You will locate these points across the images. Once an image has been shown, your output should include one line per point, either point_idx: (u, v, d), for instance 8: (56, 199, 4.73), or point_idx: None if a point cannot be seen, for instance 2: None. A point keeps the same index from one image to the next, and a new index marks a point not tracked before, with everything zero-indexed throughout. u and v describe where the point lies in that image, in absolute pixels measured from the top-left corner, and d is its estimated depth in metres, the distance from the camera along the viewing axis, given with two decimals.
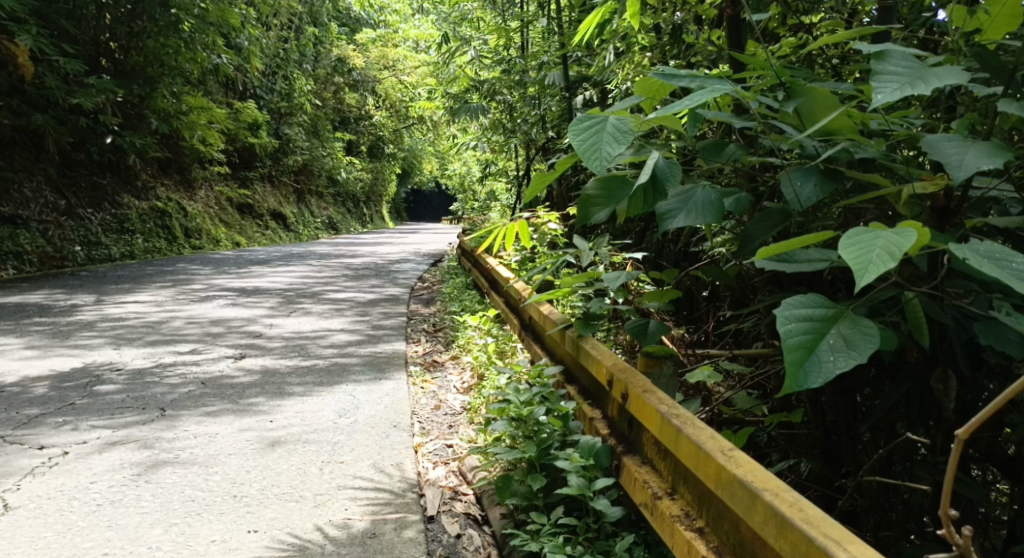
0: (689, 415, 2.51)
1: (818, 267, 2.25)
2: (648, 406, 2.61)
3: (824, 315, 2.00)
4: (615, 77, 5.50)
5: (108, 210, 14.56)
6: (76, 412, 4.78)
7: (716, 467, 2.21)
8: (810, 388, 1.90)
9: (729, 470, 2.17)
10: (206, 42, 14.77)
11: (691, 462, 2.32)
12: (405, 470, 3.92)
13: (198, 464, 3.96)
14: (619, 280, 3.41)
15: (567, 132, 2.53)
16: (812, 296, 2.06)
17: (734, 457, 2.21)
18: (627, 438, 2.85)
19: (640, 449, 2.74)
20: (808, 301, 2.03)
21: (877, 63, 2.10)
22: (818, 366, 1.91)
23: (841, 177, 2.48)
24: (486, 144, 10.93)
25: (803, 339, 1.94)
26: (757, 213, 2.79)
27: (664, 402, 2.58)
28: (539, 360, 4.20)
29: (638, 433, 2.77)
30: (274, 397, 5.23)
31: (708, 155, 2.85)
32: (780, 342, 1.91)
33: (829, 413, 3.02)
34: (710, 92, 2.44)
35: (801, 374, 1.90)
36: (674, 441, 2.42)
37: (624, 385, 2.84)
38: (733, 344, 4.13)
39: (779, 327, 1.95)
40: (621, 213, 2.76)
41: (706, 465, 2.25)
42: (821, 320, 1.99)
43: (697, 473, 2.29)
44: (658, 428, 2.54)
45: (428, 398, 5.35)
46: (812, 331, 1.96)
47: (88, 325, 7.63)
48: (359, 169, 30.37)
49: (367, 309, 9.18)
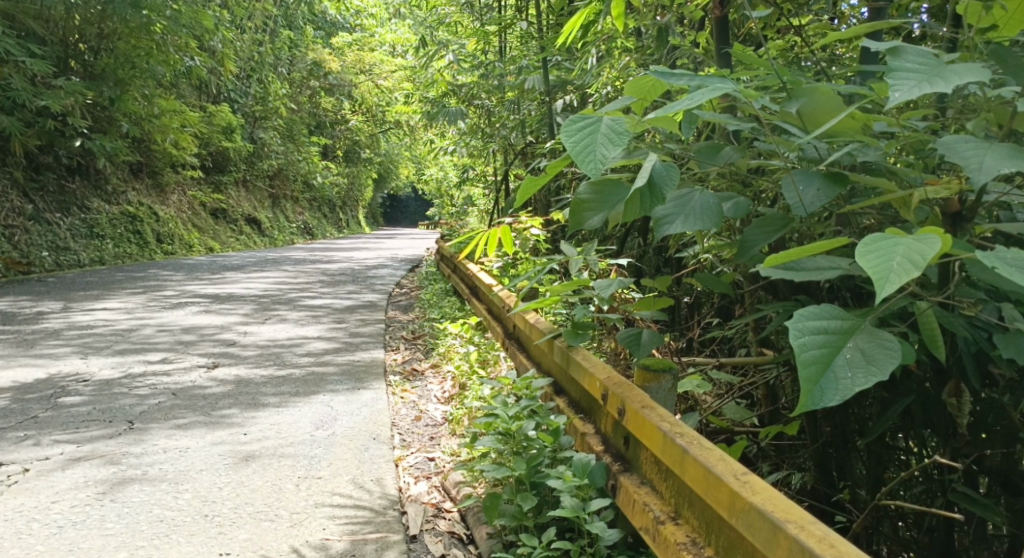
0: (693, 433, 2.39)
1: (826, 276, 2.12)
2: (648, 423, 2.49)
3: (840, 328, 1.86)
4: (597, 81, 5.39)
5: (76, 215, 14.31)
6: (38, 426, 4.59)
7: (729, 493, 2.07)
8: (829, 407, 1.76)
9: (743, 497, 2.04)
10: (178, 45, 14.57)
11: (700, 486, 2.19)
12: (385, 486, 3.77)
13: (167, 482, 3.78)
14: (610, 289, 3.29)
15: (560, 133, 2.40)
16: (825, 306, 1.91)
17: (748, 483, 2.08)
18: (623, 455, 2.73)
19: (638, 467, 2.61)
20: (823, 313, 1.89)
21: (890, 59, 1.98)
22: (836, 384, 1.78)
23: (845, 181, 2.35)
24: (464, 149, 10.82)
25: (817, 354, 1.80)
26: (756, 219, 2.66)
27: (665, 420, 2.46)
28: (524, 372, 4.07)
29: (635, 451, 2.64)
30: (248, 408, 5.06)
31: (703, 159, 2.73)
32: (794, 357, 1.77)
33: (826, 425, 2.89)
34: (711, 90, 2.30)
35: (818, 393, 1.76)
36: (679, 462, 2.30)
37: (620, 399, 2.72)
38: (722, 353, 4.02)
39: (792, 341, 1.81)
40: (616, 219, 2.63)
41: (718, 490, 2.12)
42: (837, 332, 1.85)
43: (707, 498, 2.16)
44: (660, 447, 2.41)
45: (409, 408, 5.20)
46: (827, 344, 1.82)
47: (54, 334, 7.42)
48: (334, 174, 30.19)
49: (344, 315, 9.02)
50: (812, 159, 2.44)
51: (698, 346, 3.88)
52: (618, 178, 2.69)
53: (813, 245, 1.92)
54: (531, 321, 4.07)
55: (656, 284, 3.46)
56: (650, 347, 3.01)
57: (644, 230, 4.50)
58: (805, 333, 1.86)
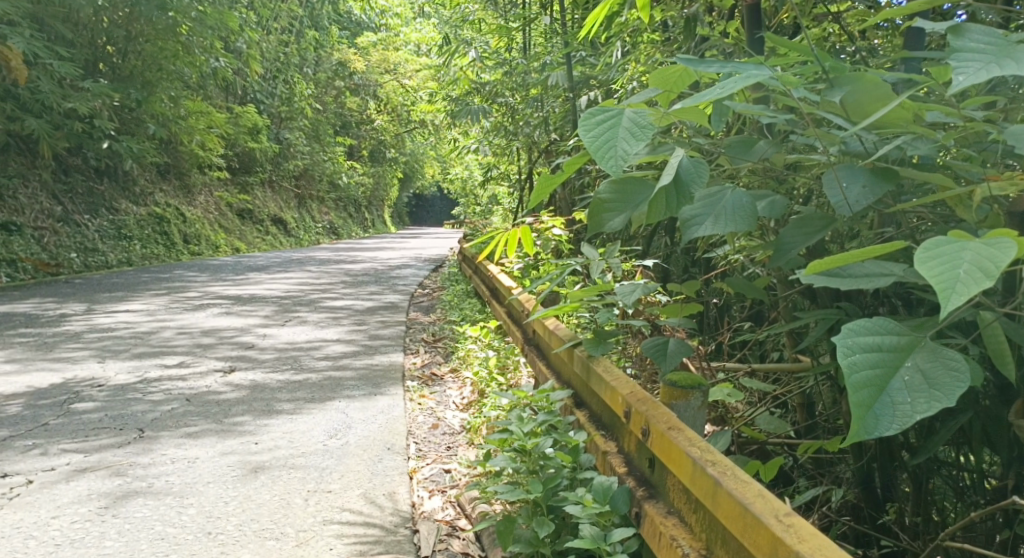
0: (727, 461, 2.16)
1: (879, 282, 1.87)
2: (675, 448, 2.28)
3: (896, 345, 1.60)
4: (622, 78, 5.19)
5: (104, 216, 14.28)
6: (47, 433, 4.45)
7: (770, 537, 1.84)
8: (885, 436, 1.49)
9: (786, 544, 1.80)
10: (205, 46, 14.52)
11: (737, 527, 1.96)
12: (398, 501, 3.60)
13: (172, 495, 3.62)
14: (634, 294, 3.07)
15: (577, 128, 2.19)
16: (878, 319, 1.65)
17: (792, 526, 1.84)
18: (648, 480, 2.52)
19: (664, 494, 2.41)
20: (877, 326, 1.62)
21: (954, 39, 1.76)
22: (892, 412, 1.51)
23: (893, 176, 2.13)
24: (487, 147, 10.63)
25: (871, 375, 1.53)
26: (793, 220, 2.44)
27: (694, 445, 2.25)
28: (543, 381, 3.86)
29: (661, 476, 2.43)
30: (261, 415, 4.89)
31: (735, 154, 2.52)
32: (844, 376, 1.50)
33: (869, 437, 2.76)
34: (745, 78, 2.08)
35: (871, 420, 1.50)
36: (711, 496, 2.08)
37: (644, 419, 2.51)
38: (755, 359, 3.83)
39: (840, 359, 1.55)
40: (639, 220, 2.41)
41: (757, 533, 1.88)
42: (891, 350, 1.59)
43: (745, 541, 1.92)
44: (690, 477, 2.19)
45: (426, 415, 5.01)
46: (881, 364, 1.55)
47: (74, 337, 7.30)
48: (359, 174, 30.10)
49: (365, 317, 8.85)
50: (858, 153, 2.23)
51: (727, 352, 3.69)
52: (642, 175, 2.47)
53: (864, 250, 1.70)
54: (550, 328, 3.86)
55: (684, 289, 3.24)
56: (677, 358, 2.80)
57: (671, 230, 4.30)
58: (856, 349, 1.60)
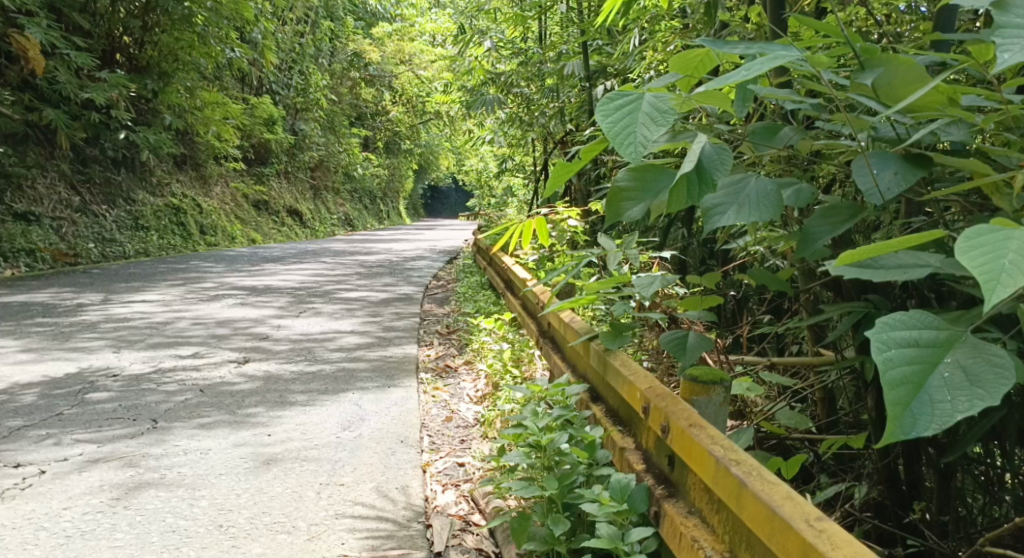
0: (752, 461, 2.09)
1: (913, 272, 1.79)
2: (697, 445, 2.20)
3: (934, 339, 1.51)
4: (639, 67, 5.11)
5: (122, 207, 14.29)
6: (61, 423, 4.41)
7: (801, 544, 1.77)
8: (923, 438, 1.41)
9: (819, 551, 1.73)
10: (221, 37, 14.50)
11: (764, 531, 1.89)
12: (411, 495, 3.55)
13: (184, 487, 3.58)
14: (652, 286, 2.99)
15: (595, 113, 2.12)
16: (915, 313, 1.56)
17: (824, 532, 1.77)
18: (668, 478, 2.45)
19: (684, 493, 2.34)
20: (912, 320, 1.54)
21: (998, 16, 1.69)
22: (932, 410, 1.43)
23: (926, 163, 2.07)
24: (503, 138, 10.56)
25: (907, 372, 1.45)
26: (820, 209, 2.37)
27: (717, 443, 2.17)
28: (558, 375, 3.79)
29: (682, 474, 2.36)
30: (274, 407, 4.84)
31: (759, 140, 2.45)
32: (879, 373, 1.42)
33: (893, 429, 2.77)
34: (772, 59, 2.00)
35: (909, 420, 1.43)
36: (737, 498, 2.00)
37: (664, 415, 2.43)
38: (775, 351, 3.78)
39: (876, 354, 1.46)
40: (659, 208, 2.33)
41: (787, 538, 1.81)
42: (930, 345, 1.50)
43: (773, 545, 1.85)
44: (713, 477, 2.12)
45: (440, 408, 4.96)
46: (919, 360, 1.47)
47: (90, 327, 7.28)
48: (374, 165, 30.05)
49: (379, 308, 8.80)
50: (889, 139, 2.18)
51: (745, 344, 3.64)
52: (661, 163, 2.40)
53: (899, 240, 1.62)
54: (566, 320, 3.78)
55: (704, 281, 3.16)
56: (697, 353, 2.72)
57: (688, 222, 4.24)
58: (891, 345, 1.52)
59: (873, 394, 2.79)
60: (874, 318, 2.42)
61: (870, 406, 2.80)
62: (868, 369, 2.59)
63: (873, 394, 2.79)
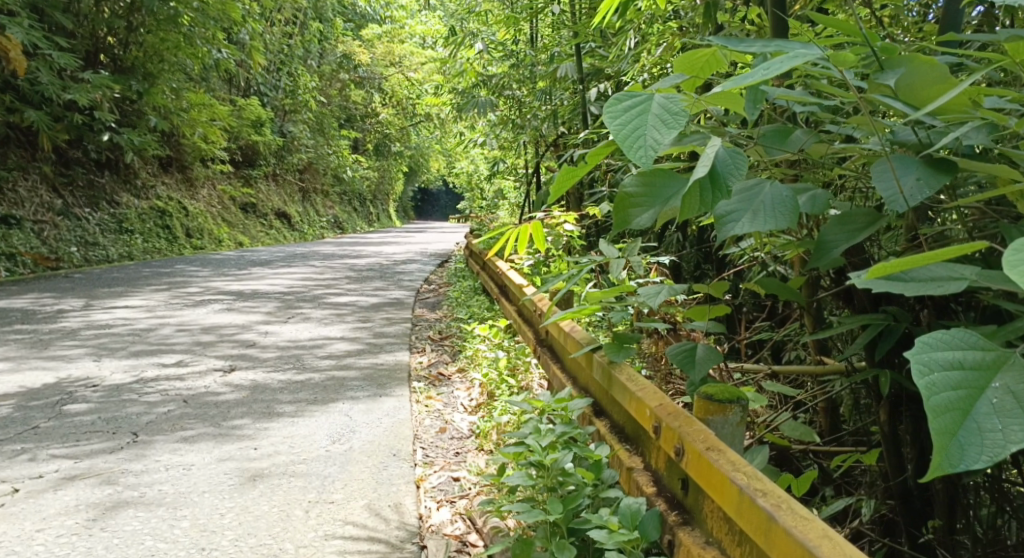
0: (777, 489, 1.98)
1: (953, 284, 1.67)
2: (716, 471, 2.09)
3: (979, 361, 1.47)
4: (634, 69, 5.00)
5: (106, 210, 14.09)
6: (36, 437, 4.26)
7: None
8: (973, 468, 1.39)
9: None
10: (207, 38, 14.33)
11: None
12: (404, 513, 3.42)
13: (164, 506, 3.43)
14: (659, 295, 2.86)
15: (602, 115, 1.99)
16: (959, 332, 1.52)
17: None
18: (682, 503, 2.34)
19: (700, 520, 2.22)
20: (954, 339, 1.50)
21: None
22: (980, 439, 1.40)
23: (951, 168, 1.95)
24: (495, 141, 10.43)
25: (952, 397, 1.42)
26: (836, 217, 2.24)
27: (738, 470, 2.06)
28: (557, 387, 3.68)
29: (696, 499, 2.25)
30: (261, 419, 4.69)
31: (770, 144, 2.33)
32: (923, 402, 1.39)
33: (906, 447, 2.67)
34: (793, 58, 1.89)
35: (957, 450, 1.40)
36: (762, 530, 1.89)
37: (677, 436, 2.32)
38: (774, 360, 3.68)
39: (918, 380, 1.43)
40: (668, 215, 2.21)
41: None
42: (974, 368, 1.46)
43: None
44: (734, 506, 2.01)
45: (433, 418, 4.82)
46: (962, 386, 1.44)
47: (71, 334, 7.10)
48: (364, 167, 29.87)
49: (369, 313, 8.66)
50: (910, 143, 2.06)
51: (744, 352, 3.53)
52: (670, 167, 2.27)
53: (940, 251, 1.52)
54: (565, 330, 3.65)
55: (710, 289, 3.05)
56: (707, 366, 2.62)
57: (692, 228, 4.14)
58: (933, 367, 1.48)
59: (886, 409, 2.68)
60: (893, 331, 2.32)
61: (883, 423, 2.69)
62: (882, 383, 2.49)
63: (885, 410, 2.68)
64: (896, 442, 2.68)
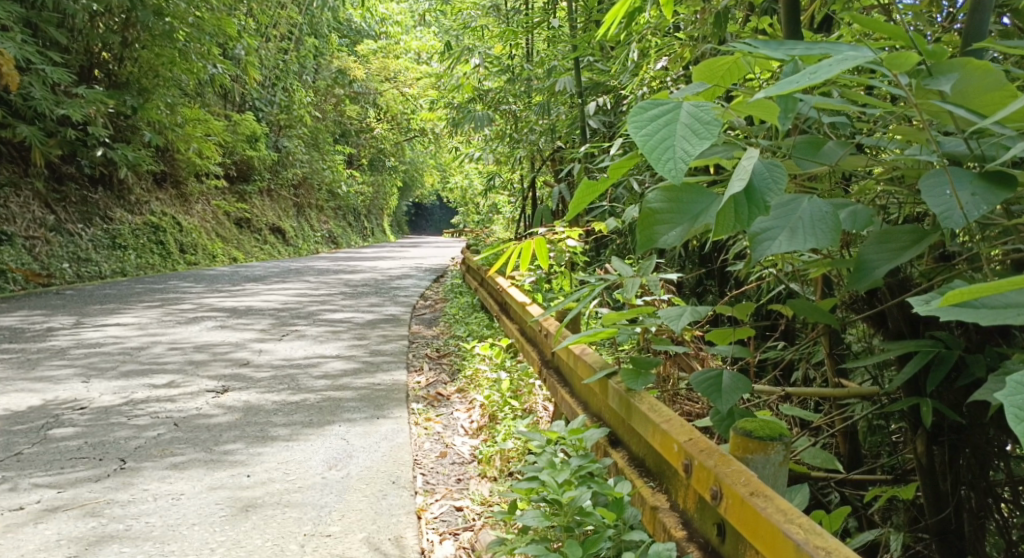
0: (835, 542, 1.84)
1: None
2: (765, 521, 1.95)
3: None
4: (637, 82, 4.80)
5: (99, 225, 13.88)
6: (19, 465, 4.06)
7: None
8: None
9: None
10: (201, 52, 14.18)
11: None
12: (405, 546, 3.25)
13: (151, 541, 3.24)
14: (681, 318, 2.69)
15: (626, 124, 1.82)
16: None
17: None
18: (717, 550, 2.19)
19: None
20: None
21: None
22: None
23: (1012, 182, 1.79)
24: (490, 155, 10.26)
25: None
26: (876, 232, 2.07)
27: (790, 522, 1.92)
28: (566, 415, 3.52)
29: (735, 547, 2.11)
30: (254, 443, 4.49)
31: (802, 155, 2.15)
32: None
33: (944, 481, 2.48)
34: (843, 61, 1.75)
35: None
36: None
37: (712, 477, 2.17)
38: (783, 380, 3.49)
39: None
40: (696, 232, 2.05)
41: None
42: None
43: None
44: None
45: (433, 442, 4.64)
46: None
47: (59, 353, 6.90)
48: (359, 182, 29.69)
49: (365, 330, 8.46)
50: (961, 154, 1.89)
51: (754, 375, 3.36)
52: (699, 180, 2.11)
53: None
54: (576, 353, 3.46)
55: (733, 312, 2.89)
56: (734, 395, 2.49)
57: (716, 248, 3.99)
58: None
59: (923, 439, 2.49)
60: (943, 358, 2.22)
61: (920, 453, 2.50)
62: (923, 412, 2.32)
63: (923, 439, 2.49)
64: (933, 474, 2.48)
